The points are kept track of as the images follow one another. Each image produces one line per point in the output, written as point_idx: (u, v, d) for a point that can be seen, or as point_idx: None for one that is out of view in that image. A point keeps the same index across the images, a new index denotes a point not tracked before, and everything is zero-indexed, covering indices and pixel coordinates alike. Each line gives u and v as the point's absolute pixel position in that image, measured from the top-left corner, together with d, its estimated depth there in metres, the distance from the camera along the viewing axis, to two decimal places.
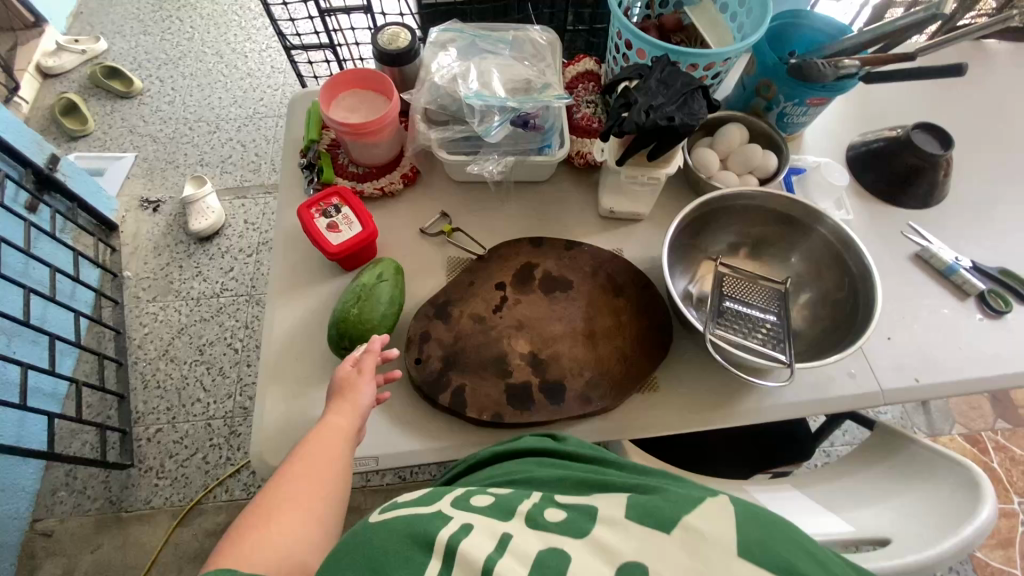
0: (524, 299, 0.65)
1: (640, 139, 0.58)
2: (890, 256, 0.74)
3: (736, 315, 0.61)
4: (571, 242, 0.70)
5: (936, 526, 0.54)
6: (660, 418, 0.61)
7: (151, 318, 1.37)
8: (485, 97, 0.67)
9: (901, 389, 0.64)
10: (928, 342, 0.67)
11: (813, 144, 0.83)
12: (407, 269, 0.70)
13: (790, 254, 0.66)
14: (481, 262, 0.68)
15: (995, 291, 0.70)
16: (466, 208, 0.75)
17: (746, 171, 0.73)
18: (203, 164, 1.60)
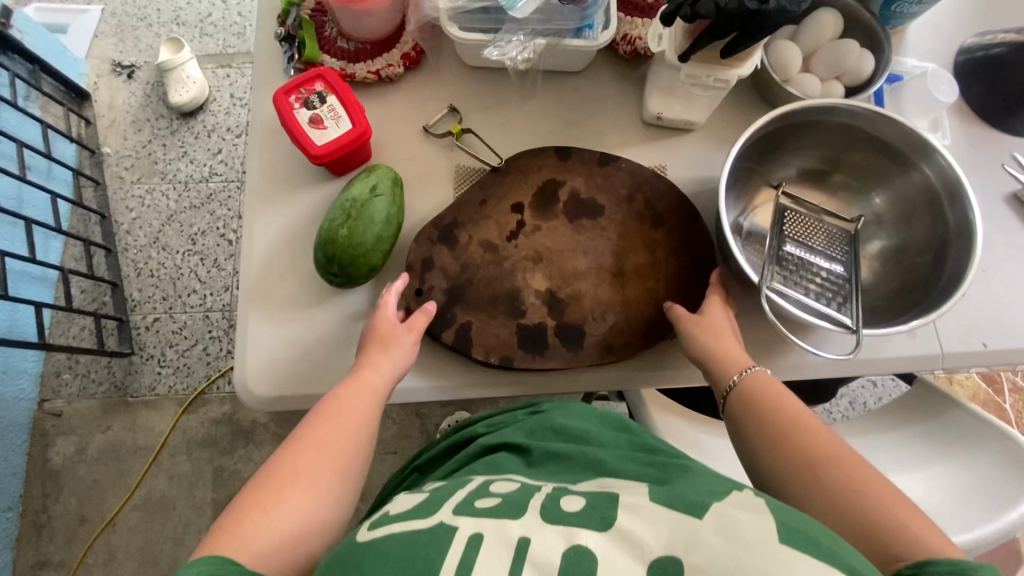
0: (545, 226, 0.56)
1: (717, 24, 0.43)
2: (984, 193, 0.61)
3: (799, 262, 0.51)
4: (605, 155, 0.58)
5: (976, 506, 0.50)
6: (685, 371, 0.55)
7: (137, 202, 1.27)
8: None
9: (964, 353, 0.56)
10: (1008, 300, 0.58)
11: (917, 42, 0.66)
12: (408, 177, 0.59)
13: (875, 192, 0.55)
14: (495, 176, 0.57)
15: None
16: (480, 104, 0.61)
17: (832, 76, 0.58)
18: (179, 22, 1.39)
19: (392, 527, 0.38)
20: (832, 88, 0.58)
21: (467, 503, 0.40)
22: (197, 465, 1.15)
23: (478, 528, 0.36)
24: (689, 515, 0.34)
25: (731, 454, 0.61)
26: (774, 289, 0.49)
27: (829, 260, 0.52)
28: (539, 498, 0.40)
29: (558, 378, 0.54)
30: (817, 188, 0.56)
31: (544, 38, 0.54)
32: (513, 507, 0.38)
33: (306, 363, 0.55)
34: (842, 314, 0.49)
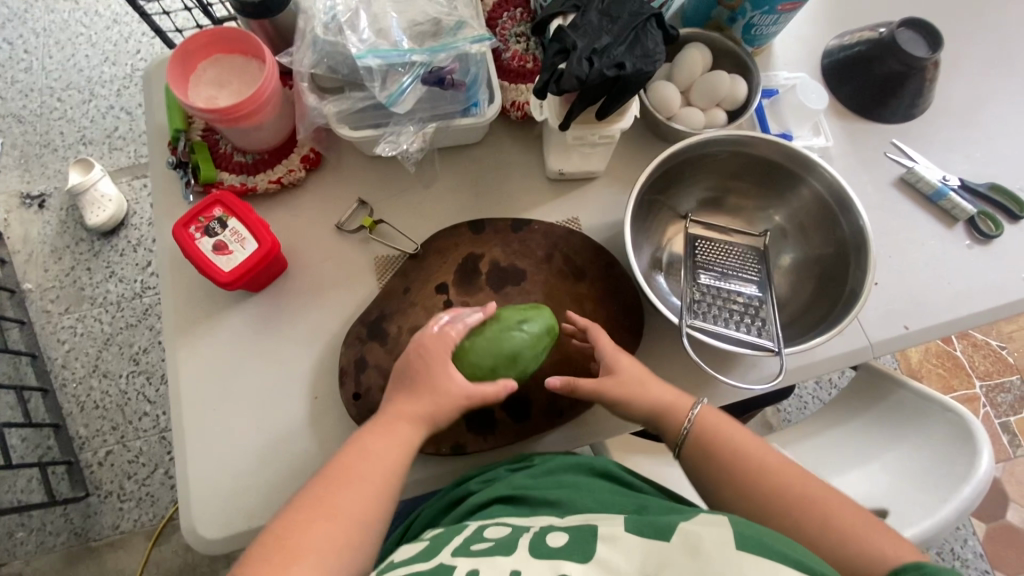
0: (471, 301, 0.56)
1: (585, 96, 0.45)
2: (873, 185, 0.65)
3: (712, 290, 0.53)
4: (518, 220, 0.59)
5: (930, 489, 0.52)
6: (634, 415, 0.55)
7: (69, 333, 1.22)
8: (382, 53, 0.52)
9: (889, 340, 0.58)
10: (919, 282, 0.61)
11: (783, 56, 0.70)
12: (329, 278, 0.59)
13: (773, 212, 0.58)
14: (415, 261, 0.57)
15: (985, 212, 0.63)
16: (387, 192, 0.62)
17: (712, 104, 0.61)
18: (86, 142, 1.36)
19: (398, 571, 0.38)
20: (714, 115, 0.61)
21: (466, 543, 0.40)
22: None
23: (473, 566, 0.36)
24: (656, 538, 0.36)
25: None
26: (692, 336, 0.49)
27: (744, 283, 0.53)
28: (528, 537, 0.39)
29: (515, 446, 0.54)
30: (726, 211, 0.59)
31: (433, 123, 0.56)
32: (503, 545, 0.38)
33: (255, 494, 0.52)
34: (764, 337, 0.50)
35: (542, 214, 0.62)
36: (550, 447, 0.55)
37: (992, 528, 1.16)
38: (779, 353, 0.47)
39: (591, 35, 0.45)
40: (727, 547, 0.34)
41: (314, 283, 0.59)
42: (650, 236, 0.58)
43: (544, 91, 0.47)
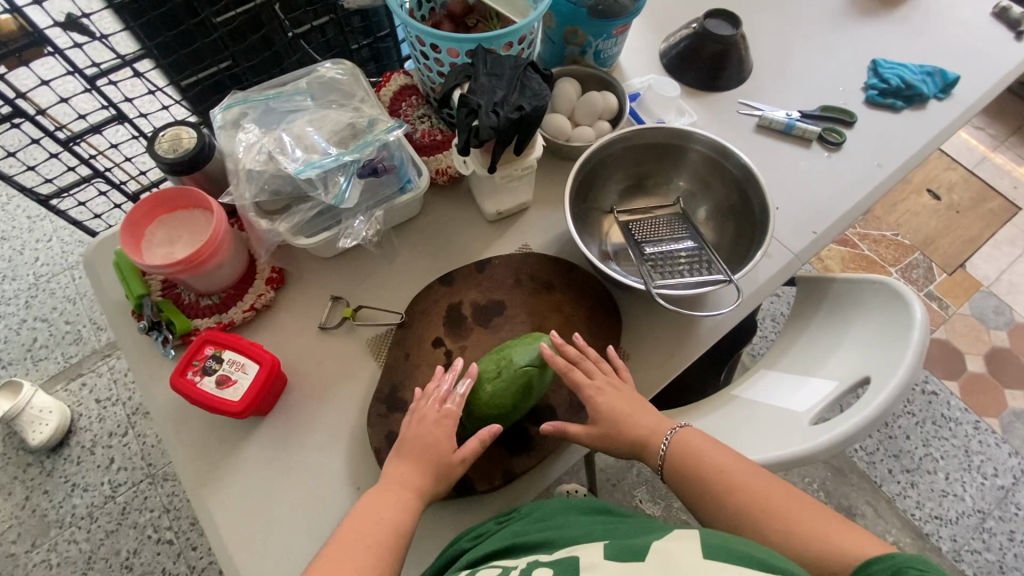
0: (468, 343, 0.61)
1: (502, 140, 0.55)
2: (741, 136, 0.79)
3: (657, 257, 0.62)
4: (479, 263, 0.66)
5: (890, 345, 0.61)
6: (643, 383, 0.61)
7: (43, 569, 1.10)
8: (318, 163, 0.59)
9: (806, 245, 0.70)
10: (807, 195, 0.74)
11: (632, 67, 0.85)
12: (330, 375, 0.62)
13: (676, 179, 0.68)
14: (404, 329, 0.62)
15: (828, 128, 0.79)
16: (355, 281, 0.67)
17: (596, 118, 0.73)
18: (6, 365, 1.28)
19: None
20: (602, 126, 0.73)
21: None
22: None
23: None
24: (633, 560, 0.41)
25: (724, 421, 0.66)
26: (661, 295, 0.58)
27: (678, 242, 0.63)
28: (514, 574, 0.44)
29: (555, 454, 0.58)
30: (640, 191, 0.69)
31: (379, 208, 0.64)
32: None
33: None
34: (714, 274, 0.59)
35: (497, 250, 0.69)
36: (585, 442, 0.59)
37: (964, 383, 1.31)
38: (731, 281, 0.56)
39: (488, 93, 0.55)
40: (694, 556, 0.40)
41: (318, 386, 0.61)
42: (592, 234, 0.66)
43: (465, 147, 0.56)
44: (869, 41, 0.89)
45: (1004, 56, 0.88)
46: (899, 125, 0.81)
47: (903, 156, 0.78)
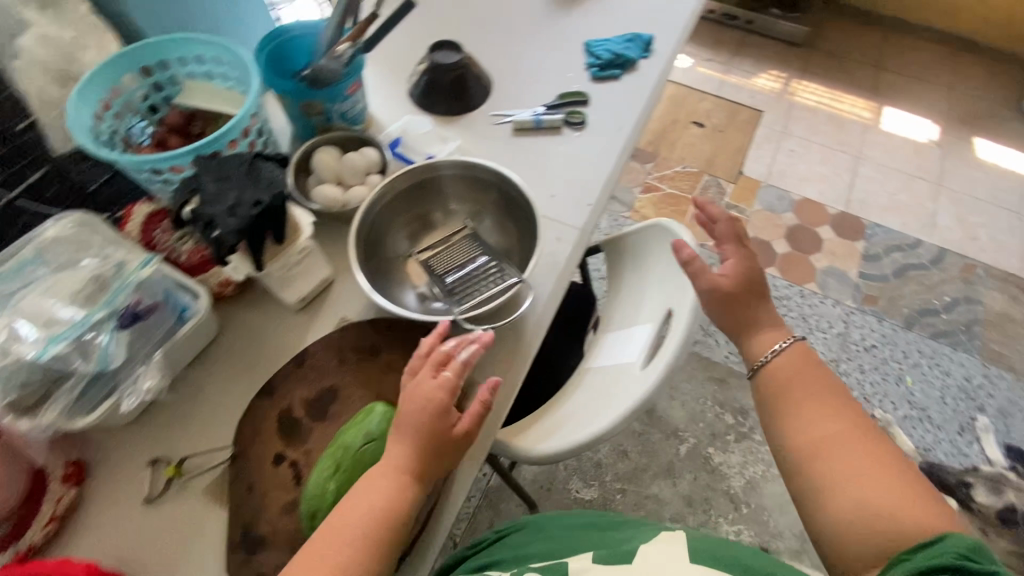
0: (312, 443, 0.58)
1: (252, 239, 0.54)
2: (503, 144, 0.86)
3: (460, 281, 0.64)
4: (295, 358, 0.63)
5: (677, 273, 0.69)
6: (493, 400, 0.63)
7: None
8: (62, 335, 0.52)
9: (588, 218, 0.77)
10: (573, 175, 0.82)
11: (387, 115, 0.88)
12: (174, 547, 0.55)
13: (450, 204, 0.72)
14: (239, 461, 0.57)
15: (569, 112, 0.88)
16: (170, 434, 0.60)
17: (363, 176, 0.74)
18: None
19: None
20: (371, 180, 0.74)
21: None
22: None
23: None
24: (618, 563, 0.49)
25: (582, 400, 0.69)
26: (473, 317, 0.61)
27: (474, 259, 0.66)
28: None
29: (440, 510, 0.57)
30: (428, 225, 0.72)
31: (159, 351, 0.59)
32: None
33: None
34: (508, 278, 0.63)
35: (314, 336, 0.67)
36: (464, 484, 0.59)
37: (781, 264, 1.54)
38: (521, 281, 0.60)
39: (220, 198, 0.53)
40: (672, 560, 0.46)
41: (164, 566, 0.54)
42: (396, 285, 0.68)
43: (218, 258, 0.53)
44: (577, 29, 1.01)
45: (681, 6, 1.05)
46: (624, 89, 0.93)
47: (636, 114, 0.89)
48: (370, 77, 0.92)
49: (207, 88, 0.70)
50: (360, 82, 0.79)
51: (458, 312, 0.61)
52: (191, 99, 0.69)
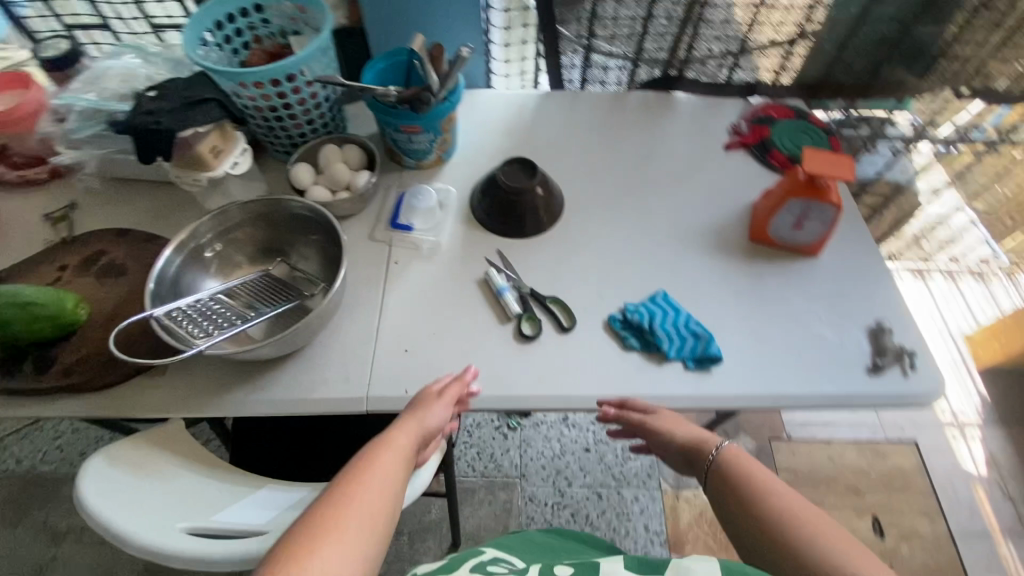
0: (77, 282, 0.75)
1: (140, 141, 0.68)
2: (458, 280, 0.81)
3: (205, 312, 0.67)
4: (153, 237, 0.80)
5: None
6: (150, 396, 0.69)
7: None
8: (79, 100, 0.80)
9: (387, 396, 0.70)
10: (445, 352, 0.74)
11: (450, 173, 0.93)
12: (12, 248, 0.82)
13: (312, 263, 0.78)
14: (62, 246, 0.79)
15: (530, 316, 0.76)
16: (92, 200, 0.85)
17: (342, 189, 0.84)
18: None
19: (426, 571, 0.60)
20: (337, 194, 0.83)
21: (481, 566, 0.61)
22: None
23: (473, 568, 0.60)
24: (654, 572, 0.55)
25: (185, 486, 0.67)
26: (206, 328, 0.65)
27: (241, 316, 0.69)
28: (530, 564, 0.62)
29: (38, 400, 0.68)
30: (312, 253, 0.78)
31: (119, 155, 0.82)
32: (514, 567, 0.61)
33: None
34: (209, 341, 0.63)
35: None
36: (60, 409, 0.68)
37: None
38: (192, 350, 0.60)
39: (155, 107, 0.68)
40: None
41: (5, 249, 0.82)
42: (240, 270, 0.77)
43: (150, 154, 0.69)
44: (672, 276, 0.81)
45: (807, 366, 0.73)
46: (613, 363, 0.73)
47: (576, 388, 0.71)
48: (489, 146, 0.97)
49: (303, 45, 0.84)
50: (422, 129, 0.83)
51: (201, 320, 0.66)
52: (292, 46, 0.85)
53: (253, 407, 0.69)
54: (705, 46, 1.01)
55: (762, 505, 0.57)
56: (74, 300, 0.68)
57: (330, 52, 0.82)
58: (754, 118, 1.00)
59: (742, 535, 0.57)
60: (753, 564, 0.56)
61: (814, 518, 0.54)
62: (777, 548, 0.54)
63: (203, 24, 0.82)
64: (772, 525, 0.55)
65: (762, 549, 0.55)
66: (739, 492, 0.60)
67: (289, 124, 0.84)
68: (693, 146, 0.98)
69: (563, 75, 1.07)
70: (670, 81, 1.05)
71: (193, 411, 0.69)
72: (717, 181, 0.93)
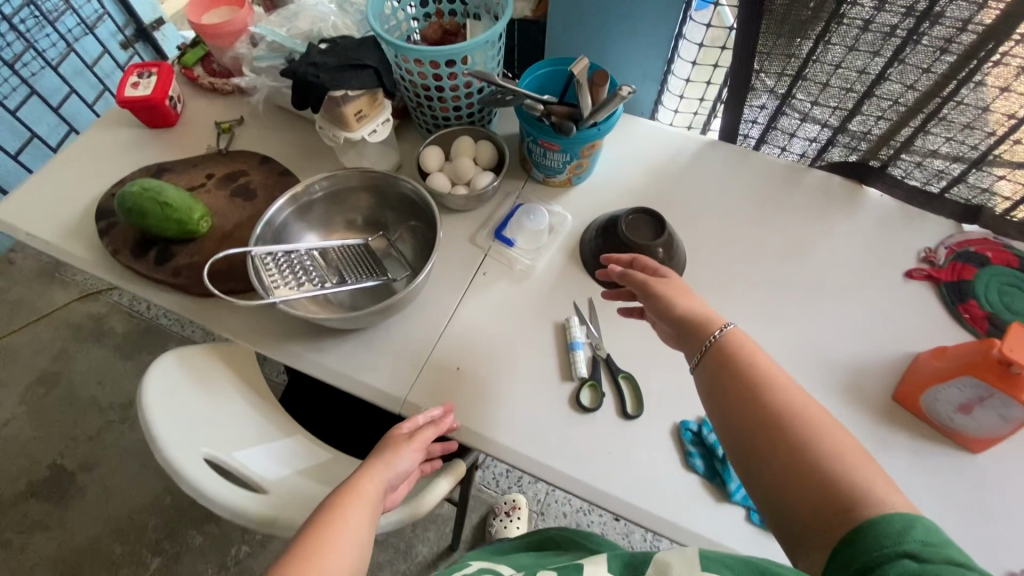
0: (214, 192, 0.83)
1: (298, 88, 0.71)
2: (537, 315, 0.75)
3: (299, 262, 0.70)
4: (286, 172, 0.86)
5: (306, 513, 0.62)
6: (228, 318, 0.74)
7: None
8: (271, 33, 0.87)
9: (422, 407, 0.67)
10: (495, 386, 0.69)
11: (574, 199, 0.87)
12: (184, 143, 0.93)
13: (409, 249, 0.79)
14: (217, 157, 0.87)
15: (595, 385, 0.68)
16: (255, 122, 0.94)
17: (462, 183, 0.83)
18: None
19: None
20: (455, 188, 0.82)
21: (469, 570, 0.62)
22: (57, 338, 1.47)
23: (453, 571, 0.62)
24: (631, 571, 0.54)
25: (226, 413, 0.71)
26: (292, 281, 0.67)
27: (326, 276, 0.70)
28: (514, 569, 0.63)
29: (149, 285, 0.77)
30: (412, 236, 0.79)
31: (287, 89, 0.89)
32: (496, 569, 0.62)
33: (43, 211, 0.85)
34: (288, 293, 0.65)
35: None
36: (162, 299, 0.76)
37: None
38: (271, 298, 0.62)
39: (321, 60, 0.70)
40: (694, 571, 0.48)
41: (178, 142, 0.93)
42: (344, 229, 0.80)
43: (303, 103, 0.72)
44: None
45: None
46: (664, 476, 0.63)
47: (612, 483, 0.63)
48: (626, 183, 0.89)
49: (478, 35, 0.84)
50: (562, 150, 0.78)
51: (290, 271, 0.68)
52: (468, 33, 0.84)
53: (305, 365, 0.71)
54: (930, 145, 0.81)
55: (766, 383, 0.51)
56: (202, 212, 0.75)
57: (498, 48, 0.80)
58: (958, 253, 0.79)
59: (739, 417, 0.50)
60: (740, 457, 0.50)
61: (827, 429, 0.47)
62: (785, 448, 0.47)
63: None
64: (780, 405, 0.49)
65: (760, 444, 0.48)
66: (737, 374, 0.52)
67: (436, 105, 0.83)
68: (861, 260, 0.82)
69: (739, 129, 0.94)
70: (866, 171, 0.87)
71: (257, 347, 0.73)
72: (873, 311, 0.78)
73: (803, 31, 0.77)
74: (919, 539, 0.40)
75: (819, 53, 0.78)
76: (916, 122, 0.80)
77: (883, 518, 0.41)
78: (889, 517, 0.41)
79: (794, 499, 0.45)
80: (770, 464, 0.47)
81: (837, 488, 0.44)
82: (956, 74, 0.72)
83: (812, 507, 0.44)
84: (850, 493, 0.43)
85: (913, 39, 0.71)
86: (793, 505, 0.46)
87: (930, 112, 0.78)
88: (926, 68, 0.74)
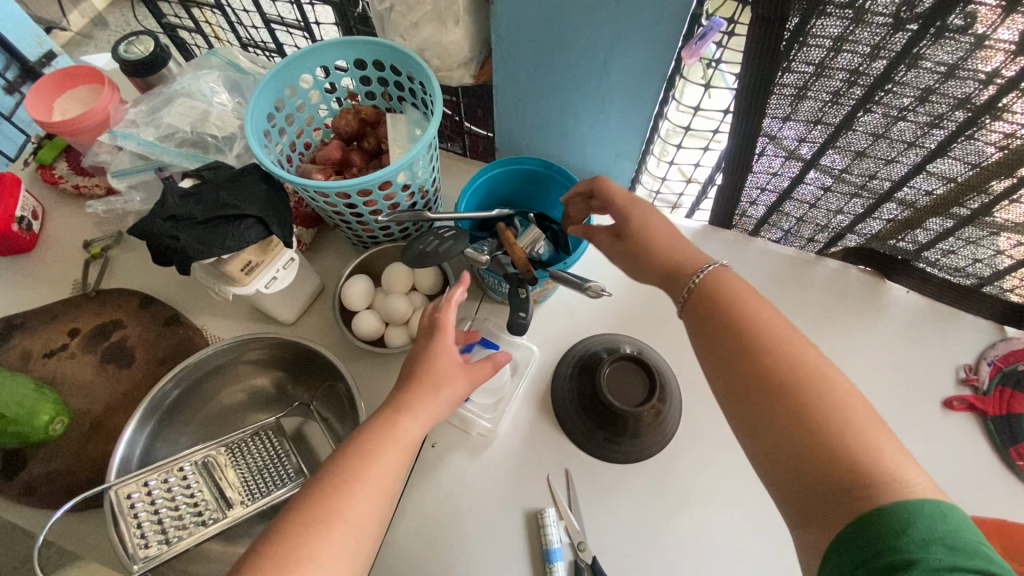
0: (79, 357, 0.64)
1: (154, 251, 0.52)
2: (501, 502, 0.60)
3: (180, 484, 0.52)
4: (173, 318, 0.67)
5: None
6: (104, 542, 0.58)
7: None
8: (139, 141, 0.68)
9: None
10: None
11: (540, 324, 0.71)
12: (42, 274, 0.73)
13: (333, 423, 0.61)
14: (81, 302, 0.68)
15: None
16: (134, 242, 0.74)
17: (399, 324, 0.65)
18: None
19: None
20: (387, 334, 0.65)
21: None
22: None
23: None
24: None
25: None
26: (169, 531, 0.50)
27: (221, 494, 0.53)
28: None
29: None
30: (335, 402, 0.62)
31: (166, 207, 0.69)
32: None
33: None
34: (165, 544, 0.50)
35: (209, 328, 0.69)
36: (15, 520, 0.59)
37: None
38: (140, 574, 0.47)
39: (183, 208, 0.52)
40: None
41: (36, 271, 0.73)
42: (249, 394, 0.64)
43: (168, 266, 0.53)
44: None
45: None
46: None
47: None
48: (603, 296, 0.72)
49: (407, 133, 0.67)
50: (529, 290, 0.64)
51: (164, 514, 0.51)
52: (393, 130, 0.67)
53: None
54: (968, 241, 0.64)
55: (763, 319, 0.42)
56: (52, 411, 0.58)
57: (431, 156, 0.63)
58: (1007, 373, 0.66)
59: (743, 375, 0.41)
60: (737, 407, 0.41)
61: (844, 395, 0.38)
62: (782, 409, 0.38)
63: (301, 67, 0.64)
64: (779, 358, 0.40)
65: (752, 408, 0.40)
66: (729, 307, 0.44)
67: (356, 226, 0.65)
68: (890, 381, 0.69)
69: (736, 210, 0.75)
70: (891, 262, 0.73)
71: None
72: (911, 453, 0.65)
73: (820, 117, 0.58)
74: (938, 539, 0.32)
75: (841, 140, 0.60)
76: (954, 216, 0.62)
77: (899, 506, 0.34)
78: (912, 510, 0.33)
79: (802, 482, 0.37)
80: (762, 433, 0.39)
81: (847, 463, 0.35)
82: (1010, 170, 0.55)
83: (815, 476, 0.36)
84: (861, 467, 0.35)
85: (962, 133, 0.54)
86: (790, 475, 0.38)
87: (974, 209, 0.61)
88: (974, 163, 0.56)
